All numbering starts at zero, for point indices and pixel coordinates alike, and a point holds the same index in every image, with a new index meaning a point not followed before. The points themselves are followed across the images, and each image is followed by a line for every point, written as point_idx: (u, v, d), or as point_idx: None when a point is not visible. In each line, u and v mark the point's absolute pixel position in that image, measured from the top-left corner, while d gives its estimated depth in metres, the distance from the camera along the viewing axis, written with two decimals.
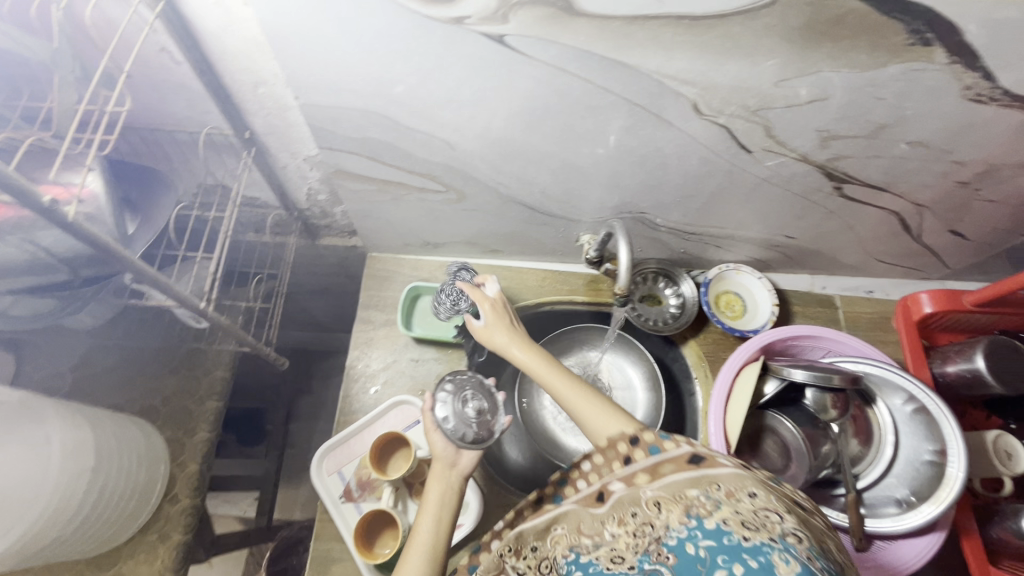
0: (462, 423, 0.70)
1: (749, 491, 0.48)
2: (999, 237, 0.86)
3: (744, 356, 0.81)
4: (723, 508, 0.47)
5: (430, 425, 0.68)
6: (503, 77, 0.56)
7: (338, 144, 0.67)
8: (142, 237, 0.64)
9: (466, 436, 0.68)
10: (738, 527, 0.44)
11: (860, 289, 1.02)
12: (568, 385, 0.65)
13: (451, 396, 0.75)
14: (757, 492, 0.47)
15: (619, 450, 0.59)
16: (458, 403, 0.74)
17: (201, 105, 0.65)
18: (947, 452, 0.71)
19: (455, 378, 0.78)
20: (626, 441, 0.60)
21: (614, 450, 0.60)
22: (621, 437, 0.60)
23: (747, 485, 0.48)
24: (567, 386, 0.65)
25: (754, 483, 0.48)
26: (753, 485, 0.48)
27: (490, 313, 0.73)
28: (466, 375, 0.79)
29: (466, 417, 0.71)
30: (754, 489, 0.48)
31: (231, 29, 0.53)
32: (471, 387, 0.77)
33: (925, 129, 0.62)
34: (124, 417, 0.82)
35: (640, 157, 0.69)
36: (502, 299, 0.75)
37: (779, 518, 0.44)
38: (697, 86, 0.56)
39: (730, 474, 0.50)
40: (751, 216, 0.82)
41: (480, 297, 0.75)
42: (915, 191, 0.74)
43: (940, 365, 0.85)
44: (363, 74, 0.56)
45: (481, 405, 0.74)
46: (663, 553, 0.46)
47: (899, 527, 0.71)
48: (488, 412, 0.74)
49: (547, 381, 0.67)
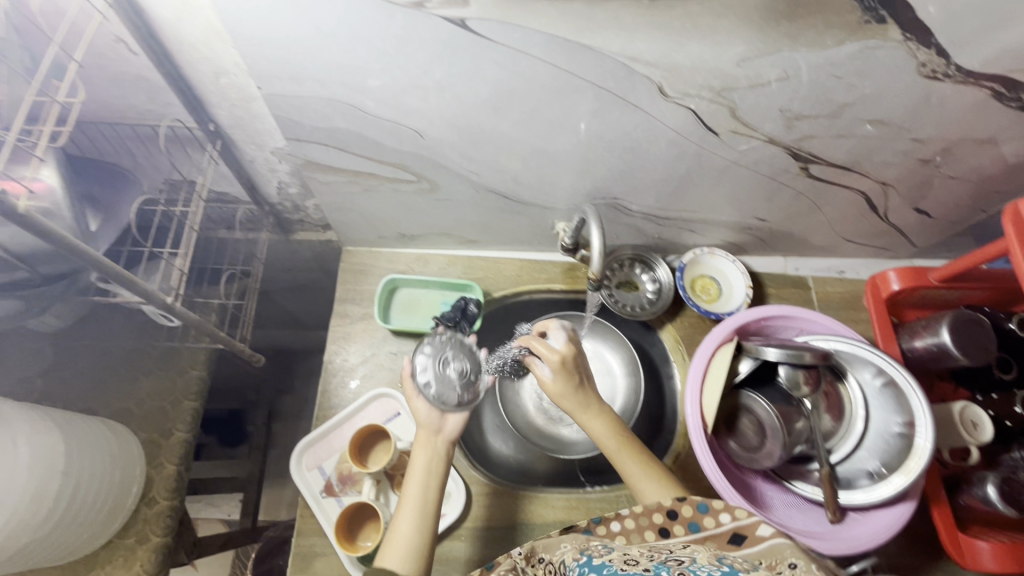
0: (444, 384, 0.76)
1: (790, 561, 0.45)
2: (961, 214, 0.88)
3: (719, 337, 0.83)
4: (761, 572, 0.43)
5: (411, 390, 0.75)
6: (468, 63, 0.55)
7: (306, 135, 0.67)
8: (106, 234, 0.65)
9: (448, 398, 0.74)
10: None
11: (832, 270, 1.05)
12: (629, 454, 0.71)
13: (432, 359, 0.79)
14: (799, 563, 0.44)
15: (654, 521, 0.58)
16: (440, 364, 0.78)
17: (164, 98, 0.65)
18: (915, 423, 0.74)
19: (434, 339, 0.82)
20: (663, 513, 0.59)
21: (647, 519, 0.59)
22: (658, 508, 0.59)
23: (788, 558, 0.46)
24: (627, 455, 0.70)
25: (794, 555, 0.46)
26: (795, 555, 0.45)
27: (558, 370, 0.74)
28: (445, 336, 0.83)
29: (448, 379, 0.76)
30: (796, 559, 0.45)
31: (188, 17, 0.53)
32: (452, 347, 0.81)
33: (884, 107, 0.63)
34: (95, 420, 0.80)
35: (610, 142, 0.70)
36: (570, 351, 0.76)
37: None
38: (661, 68, 0.56)
39: (769, 549, 0.49)
40: (722, 199, 0.84)
41: (546, 350, 0.75)
42: (879, 170, 0.75)
43: (908, 341, 0.87)
44: (327, 62, 0.55)
45: (462, 365, 0.79)
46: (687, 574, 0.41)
47: (871, 498, 0.74)
48: (470, 371, 0.79)
49: (608, 448, 0.72)
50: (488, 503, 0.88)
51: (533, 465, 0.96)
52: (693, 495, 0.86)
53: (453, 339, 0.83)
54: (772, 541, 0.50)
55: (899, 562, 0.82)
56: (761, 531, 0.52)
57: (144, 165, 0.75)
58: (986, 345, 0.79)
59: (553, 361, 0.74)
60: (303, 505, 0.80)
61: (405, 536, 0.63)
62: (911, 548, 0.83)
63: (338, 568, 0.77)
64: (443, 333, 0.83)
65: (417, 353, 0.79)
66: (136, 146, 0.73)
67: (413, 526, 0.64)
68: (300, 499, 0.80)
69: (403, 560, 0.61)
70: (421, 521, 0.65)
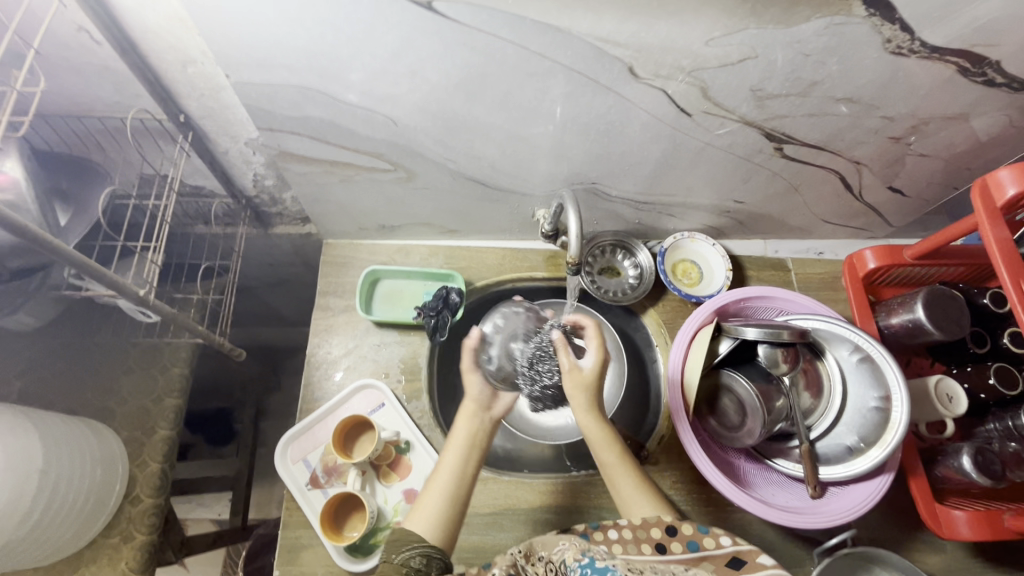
0: (506, 360, 0.72)
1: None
2: (934, 192, 0.90)
3: (697, 321, 0.84)
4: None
5: (470, 362, 0.73)
6: (436, 46, 0.55)
7: (278, 125, 0.66)
8: (75, 229, 0.65)
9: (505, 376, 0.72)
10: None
11: (810, 251, 1.06)
12: (622, 467, 0.67)
13: (504, 331, 0.74)
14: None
15: (652, 535, 0.59)
16: (510, 338, 0.73)
17: (131, 89, 0.65)
18: (891, 397, 0.74)
19: (506, 310, 0.77)
20: (662, 528, 0.59)
21: (645, 532, 0.59)
22: (657, 522, 0.60)
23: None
24: (621, 468, 0.67)
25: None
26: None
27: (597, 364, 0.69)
28: (523, 309, 0.77)
29: (512, 357, 0.72)
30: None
31: (151, 4, 0.53)
32: (525, 322, 0.75)
33: (853, 85, 0.64)
34: (73, 419, 0.80)
35: (585, 126, 0.70)
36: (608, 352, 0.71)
37: None
38: (630, 49, 0.57)
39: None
40: (700, 182, 0.84)
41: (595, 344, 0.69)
42: (852, 149, 0.76)
43: (885, 318, 0.89)
44: (294, 48, 0.55)
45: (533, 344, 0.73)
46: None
47: (850, 472, 0.75)
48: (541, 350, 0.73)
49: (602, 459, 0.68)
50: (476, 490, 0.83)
51: (523, 450, 0.98)
52: (678, 475, 0.87)
53: (529, 312, 0.77)
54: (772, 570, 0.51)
55: (880, 534, 0.84)
56: (763, 558, 0.53)
57: (114, 159, 0.76)
58: (958, 319, 0.81)
59: (597, 355, 0.69)
60: (289, 498, 0.80)
61: (436, 505, 0.64)
62: (891, 520, 0.86)
63: (326, 560, 0.77)
64: (518, 305, 0.77)
65: (490, 321, 0.75)
66: (106, 140, 0.74)
67: (445, 497, 0.65)
68: (285, 492, 0.80)
69: (432, 529, 0.62)
70: (454, 493, 0.65)
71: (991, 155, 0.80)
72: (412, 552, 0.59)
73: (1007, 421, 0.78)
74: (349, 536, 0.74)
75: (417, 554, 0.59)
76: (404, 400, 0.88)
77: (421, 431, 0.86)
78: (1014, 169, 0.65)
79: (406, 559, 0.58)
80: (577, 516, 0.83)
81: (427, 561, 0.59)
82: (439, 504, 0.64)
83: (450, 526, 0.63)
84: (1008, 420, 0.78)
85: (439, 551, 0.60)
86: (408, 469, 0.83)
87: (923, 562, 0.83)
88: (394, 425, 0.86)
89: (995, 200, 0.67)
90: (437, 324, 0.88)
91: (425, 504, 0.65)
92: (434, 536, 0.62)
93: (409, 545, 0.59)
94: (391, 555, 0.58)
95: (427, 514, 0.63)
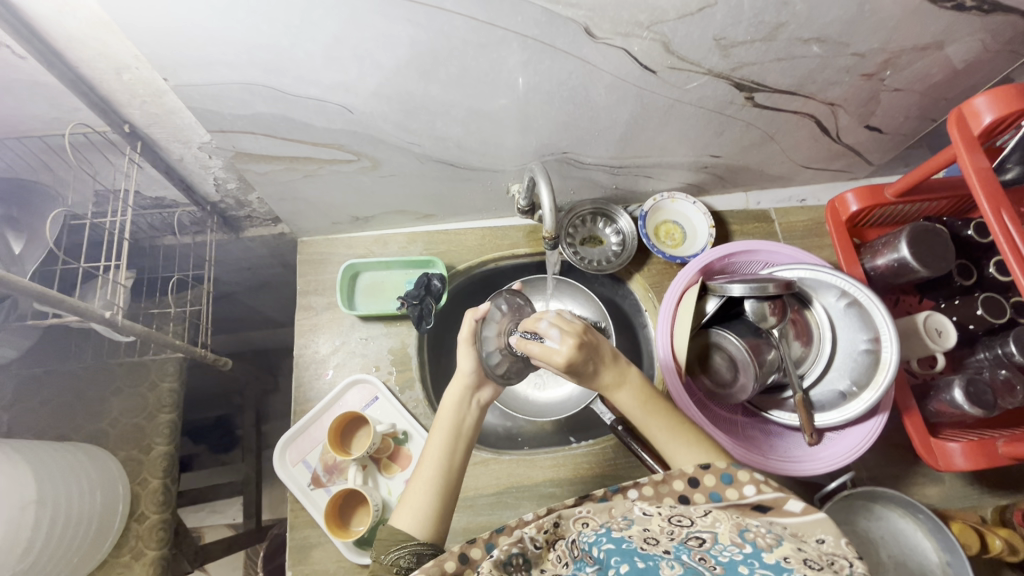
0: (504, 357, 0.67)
1: (817, 537, 0.46)
2: (914, 126, 0.88)
3: (683, 282, 0.83)
4: (785, 546, 0.42)
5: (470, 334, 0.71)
6: (376, 26, 0.53)
7: (229, 126, 0.64)
8: (31, 255, 0.68)
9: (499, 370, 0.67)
10: (801, 563, 0.40)
11: (793, 199, 1.06)
12: (662, 425, 0.64)
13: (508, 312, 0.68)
14: (827, 539, 0.45)
15: (674, 488, 0.54)
16: (505, 331, 0.67)
17: (67, 103, 0.64)
18: (881, 338, 0.73)
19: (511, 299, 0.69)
20: (684, 480, 0.54)
21: (667, 487, 0.54)
22: (679, 474, 0.54)
23: (817, 533, 0.47)
24: (662, 425, 0.64)
25: (823, 532, 0.47)
26: (824, 531, 0.46)
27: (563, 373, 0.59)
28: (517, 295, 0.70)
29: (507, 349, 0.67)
30: (824, 534, 0.46)
31: (70, 11, 0.51)
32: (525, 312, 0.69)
33: (819, 24, 0.61)
34: (62, 446, 0.79)
35: (549, 94, 0.67)
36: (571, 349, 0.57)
37: (847, 562, 0.41)
38: (583, 8, 0.54)
39: (798, 525, 0.48)
40: (673, 140, 0.82)
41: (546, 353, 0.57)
42: (824, 90, 0.74)
43: (871, 260, 0.88)
44: (227, 40, 0.52)
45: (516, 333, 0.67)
46: (707, 559, 0.42)
47: (845, 417, 0.74)
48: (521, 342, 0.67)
49: (640, 422, 0.65)
50: (477, 473, 0.84)
51: (522, 427, 0.99)
52: None
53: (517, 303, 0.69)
54: (803, 517, 0.49)
55: (879, 472, 0.87)
56: (789, 505, 0.50)
57: (65, 177, 0.75)
58: (944, 254, 0.79)
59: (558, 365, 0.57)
60: (292, 499, 0.81)
61: (421, 498, 0.63)
62: (888, 457, 0.88)
63: (337, 556, 0.78)
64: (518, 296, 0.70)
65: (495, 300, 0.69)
66: (53, 159, 0.73)
67: (428, 492, 0.64)
68: (288, 494, 0.81)
69: (418, 525, 0.62)
70: (441, 484, 0.64)
71: (966, 82, 0.77)
72: (402, 551, 0.59)
73: (996, 349, 0.79)
74: (355, 530, 0.75)
75: (406, 553, 0.59)
76: (397, 391, 0.88)
77: (418, 420, 0.86)
78: (991, 95, 0.63)
79: (396, 559, 0.58)
80: (582, 486, 0.84)
81: (418, 558, 0.59)
82: (425, 499, 0.63)
83: (438, 517, 0.63)
84: (998, 348, 0.78)
85: (429, 546, 0.60)
86: (407, 458, 0.83)
87: (922, 495, 0.86)
88: (388, 419, 0.85)
89: (973, 128, 0.65)
90: (422, 312, 0.87)
91: (411, 498, 0.64)
92: (422, 532, 0.61)
93: (397, 544, 0.60)
94: (381, 554, 0.59)
95: (415, 511, 0.62)
